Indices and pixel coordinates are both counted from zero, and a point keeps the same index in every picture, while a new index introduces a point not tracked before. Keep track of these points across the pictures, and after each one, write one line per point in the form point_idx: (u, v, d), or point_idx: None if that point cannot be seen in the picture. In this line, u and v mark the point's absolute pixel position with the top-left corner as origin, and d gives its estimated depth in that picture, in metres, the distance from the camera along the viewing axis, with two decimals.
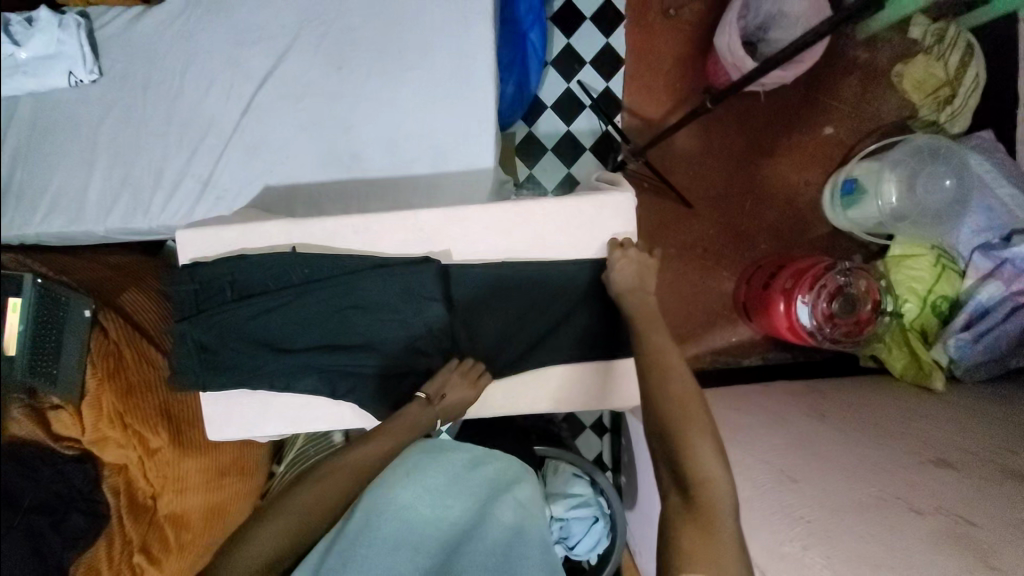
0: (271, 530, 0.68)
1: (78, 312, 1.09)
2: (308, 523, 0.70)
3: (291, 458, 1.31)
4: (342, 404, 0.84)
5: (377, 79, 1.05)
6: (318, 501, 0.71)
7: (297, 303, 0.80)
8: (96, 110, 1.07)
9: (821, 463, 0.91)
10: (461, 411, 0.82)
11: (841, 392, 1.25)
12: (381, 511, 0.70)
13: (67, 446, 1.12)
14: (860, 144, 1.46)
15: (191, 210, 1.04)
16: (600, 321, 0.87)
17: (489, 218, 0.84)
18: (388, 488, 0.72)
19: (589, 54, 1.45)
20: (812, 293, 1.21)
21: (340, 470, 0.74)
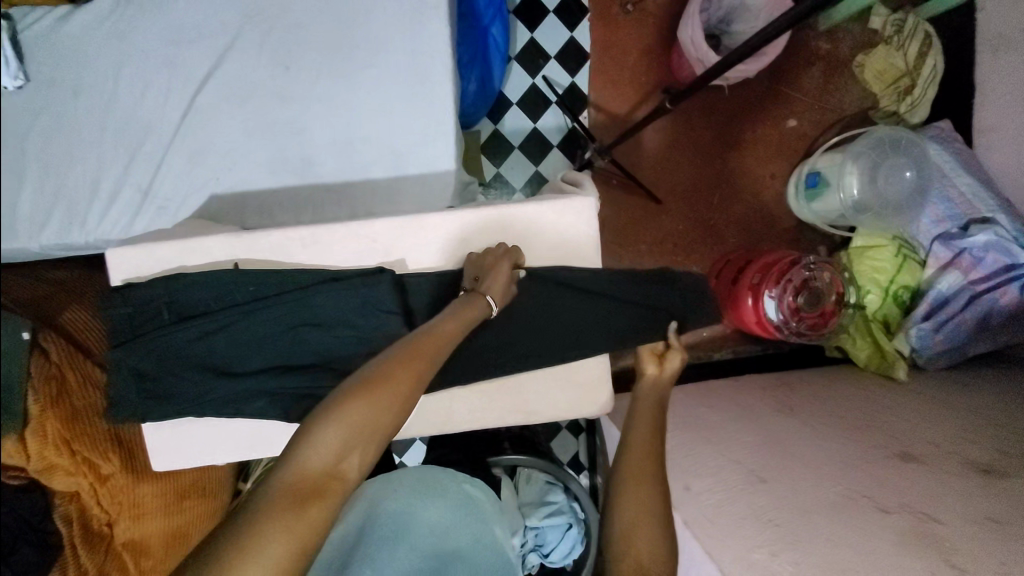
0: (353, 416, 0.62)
1: (16, 334, 0.98)
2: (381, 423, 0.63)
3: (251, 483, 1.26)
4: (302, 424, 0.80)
5: (329, 79, 1.00)
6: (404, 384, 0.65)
7: (241, 324, 0.75)
8: (22, 117, 0.98)
9: (791, 462, 0.91)
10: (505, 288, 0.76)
11: (807, 384, 1.27)
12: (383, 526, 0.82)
13: (11, 476, 1.00)
14: (824, 136, 1.47)
15: (131, 223, 0.98)
16: (565, 325, 0.84)
17: (448, 226, 0.80)
18: (384, 506, 0.84)
19: (553, 49, 1.42)
20: (779, 288, 1.21)
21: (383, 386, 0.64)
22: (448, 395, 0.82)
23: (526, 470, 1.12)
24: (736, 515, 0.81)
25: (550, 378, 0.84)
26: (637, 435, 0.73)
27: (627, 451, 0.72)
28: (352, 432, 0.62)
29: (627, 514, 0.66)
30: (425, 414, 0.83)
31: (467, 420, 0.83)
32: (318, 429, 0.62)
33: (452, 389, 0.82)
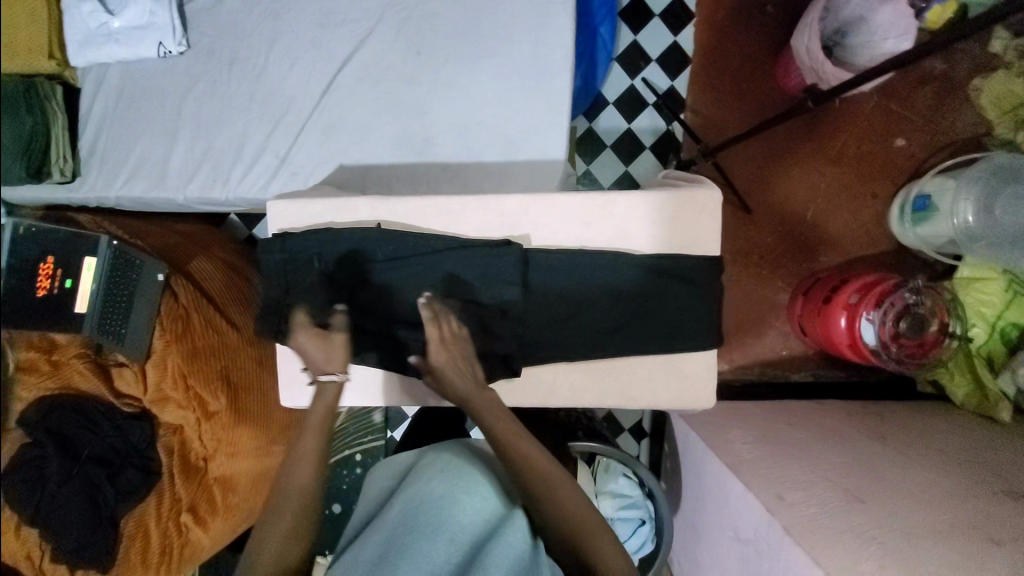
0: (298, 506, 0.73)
1: (151, 276, 1.15)
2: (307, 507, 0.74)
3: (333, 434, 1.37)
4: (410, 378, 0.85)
5: (454, 66, 1.05)
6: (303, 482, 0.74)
7: (378, 280, 0.82)
8: (182, 81, 1.10)
9: (890, 487, 0.89)
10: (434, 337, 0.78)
11: (899, 415, 1.22)
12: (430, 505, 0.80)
13: (128, 403, 1.23)
14: (933, 159, 1.41)
15: (266, 185, 1.07)
16: (674, 314, 0.83)
17: (570, 206, 0.82)
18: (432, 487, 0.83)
19: (656, 52, 1.43)
20: (878, 311, 1.18)
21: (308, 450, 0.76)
22: (546, 372, 0.84)
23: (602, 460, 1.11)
24: (833, 528, 0.78)
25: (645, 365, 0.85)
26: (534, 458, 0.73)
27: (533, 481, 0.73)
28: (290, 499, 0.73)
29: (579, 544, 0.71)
30: (522, 387, 0.85)
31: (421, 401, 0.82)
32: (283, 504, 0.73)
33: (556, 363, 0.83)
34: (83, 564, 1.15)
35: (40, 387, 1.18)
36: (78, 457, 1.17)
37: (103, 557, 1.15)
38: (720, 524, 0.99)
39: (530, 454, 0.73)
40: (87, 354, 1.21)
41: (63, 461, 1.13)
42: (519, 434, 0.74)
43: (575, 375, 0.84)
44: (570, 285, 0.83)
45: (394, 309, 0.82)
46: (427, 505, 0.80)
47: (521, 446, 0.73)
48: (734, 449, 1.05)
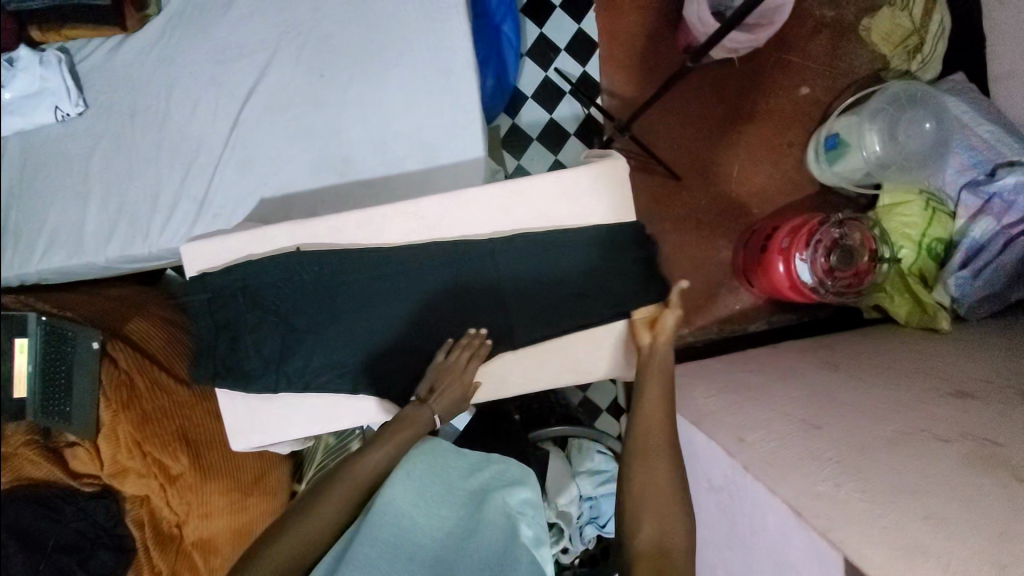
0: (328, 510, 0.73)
1: (85, 346, 1.09)
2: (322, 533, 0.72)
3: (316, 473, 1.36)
4: (360, 399, 0.84)
5: (361, 82, 1.06)
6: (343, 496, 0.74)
7: (308, 301, 0.82)
8: (87, 142, 1.07)
9: (845, 409, 0.92)
10: (455, 404, 0.81)
11: (848, 344, 1.28)
12: (383, 514, 0.70)
13: (87, 483, 1.15)
14: (838, 100, 1.48)
15: (190, 231, 1.05)
16: (609, 281, 0.83)
17: (488, 199, 0.82)
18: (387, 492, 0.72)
19: (563, 41, 1.47)
20: (809, 250, 1.23)
21: (352, 480, 0.75)
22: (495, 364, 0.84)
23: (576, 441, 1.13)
24: (793, 457, 0.80)
25: (589, 339, 0.86)
26: (652, 414, 0.78)
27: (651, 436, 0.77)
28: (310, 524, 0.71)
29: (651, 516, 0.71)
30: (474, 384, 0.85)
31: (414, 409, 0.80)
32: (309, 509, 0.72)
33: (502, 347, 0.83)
34: None
35: None
36: (45, 546, 1.10)
37: None
38: (696, 483, 0.99)
39: (648, 415, 0.79)
40: (35, 440, 1.11)
41: (28, 554, 1.07)
42: (659, 394, 0.79)
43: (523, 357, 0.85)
44: (502, 277, 0.83)
45: (332, 330, 0.82)
46: (385, 521, 0.70)
47: (649, 403, 0.79)
48: (698, 404, 1.07)
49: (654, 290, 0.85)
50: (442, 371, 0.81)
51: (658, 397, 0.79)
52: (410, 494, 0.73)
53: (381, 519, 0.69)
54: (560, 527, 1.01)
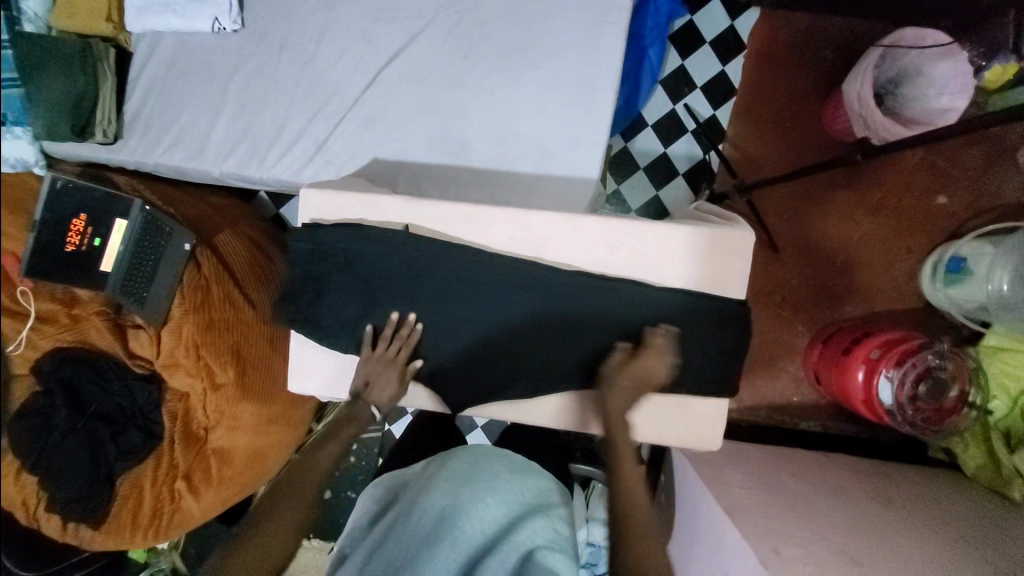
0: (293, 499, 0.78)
1: (178, 245, 1.19)
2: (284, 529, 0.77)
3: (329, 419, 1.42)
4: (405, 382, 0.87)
5: (500, 74, 1.05)
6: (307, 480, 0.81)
7: (406, 279, 0.83)
8: (233, 59, 1.11)
9: (886, 550, 0.88)
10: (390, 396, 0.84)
11: (906, 478, 1.19)
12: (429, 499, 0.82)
13: (139, 364, 1.29)
14: (972, 223, 1.37)
15: (300, 170, 1.09)
16: (696, 349, 0.81)
17: (598, 234, 0.81)
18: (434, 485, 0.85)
19: (703, 79, 1.41)
20: (898, 370, 1.15)
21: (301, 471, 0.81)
22: (554, 393, 0.83)
23: (598, 486, 1.10)
24: None
25: (655, 404, 0.82)
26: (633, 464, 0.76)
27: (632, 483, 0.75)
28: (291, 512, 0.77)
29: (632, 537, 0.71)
30: (525, 406, 0.84)
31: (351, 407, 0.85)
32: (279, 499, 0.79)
33: (575, 380, 0.82)
34: (73, 516, 1.22)
35: (56, 336, 1.26)
36: (87, 410, 1.26)
37: (94, 513, 1.22)
38: (712, 566, 0.96)
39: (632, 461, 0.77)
40: (106, 312, 1.27)
41: (70, 414, 1.23)
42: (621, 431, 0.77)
43: (596, 394, 0.82)
44: (587, 313, 0.82)
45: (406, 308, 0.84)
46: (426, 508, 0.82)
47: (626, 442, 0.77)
48: (733, 491, 1.03)
49: (733, 375, 0.81)
50: (374, 368, 0.83)
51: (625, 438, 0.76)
52: (451, 488, 0.84)
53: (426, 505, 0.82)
54: None
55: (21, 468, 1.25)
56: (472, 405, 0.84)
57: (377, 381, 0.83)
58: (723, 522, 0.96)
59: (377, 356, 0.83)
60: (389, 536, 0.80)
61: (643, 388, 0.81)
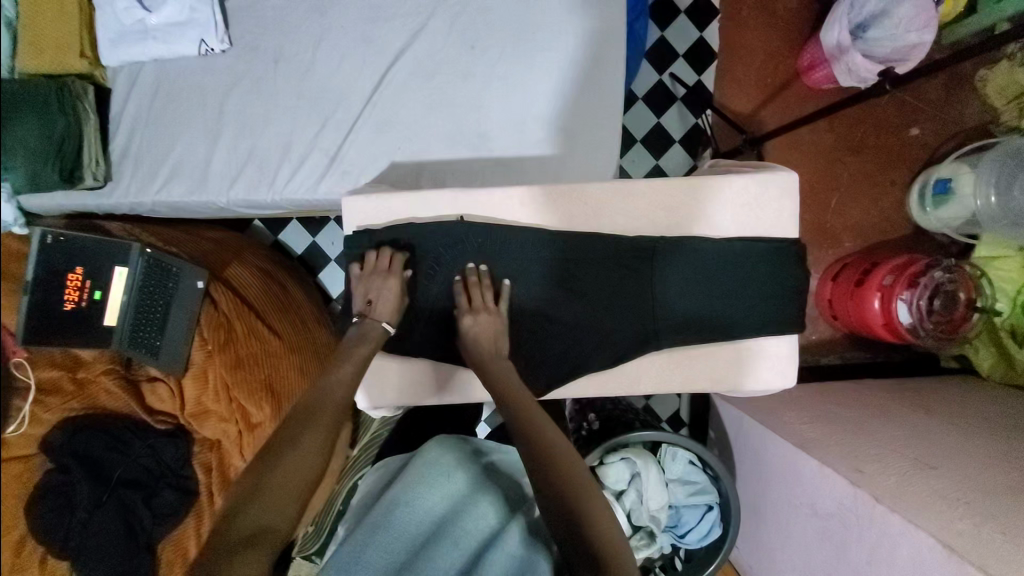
0: (310, 442, 0.72)
1: (190, 284, 1.13)
2: (302, 477, 0.70)
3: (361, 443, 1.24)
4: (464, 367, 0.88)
5: (508, 58, 1.04)
6: (327, 420, 0.75)
7: (469, 271, 0.86)
8: (224, 80, 1.06)
9: (951, 451, 0.93)
10: (389, 306, 0.83)
11: (935, 389, 1.26)
12: (421, 503, 0.85)
13: (160, 420, 1.20)
14: (943, 148, 1.47)
15: (316, 184, 1.04)
16: (762, 292, 0.84)
17: (647, 195, 0.84)
18: (427, 484, 0.87)
19: (683, 46, 1.46)
20: (911, 291, 1.22)
21: (321, 414, 0.75)
22: (633, 360, 0.84)
23: (670, 447, 1.07)
24: (922, 493, 0.81)
25: (725, 349, 0.84)
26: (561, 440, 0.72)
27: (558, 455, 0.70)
28: (298, 466, 0.70)
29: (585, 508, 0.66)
30: (606, 376, 0.85)
31: (360, 326, 0.82)
32: (293, 441, 0.72)
33: (650, 343, 0.83)
34: None
35: (64, 407, 1.16)
36: (110, 480, 1.14)
37: None
38: (794, 501, 0.99)
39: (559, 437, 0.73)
40: (116, 370, 1.18)
41: (93, 486, 1.11)
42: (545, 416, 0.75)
43: (675, 350, 0.84)
44: (653, 277, 0.84)
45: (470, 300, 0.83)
46: (418, 510, 0.84)
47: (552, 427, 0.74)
48: (796, 430, 1.07)
49: (799, 311, 0.84)
50: (374, 281, 0.83)
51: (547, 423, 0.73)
52: (439, 491, 0.87)
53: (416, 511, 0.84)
54: (649, 530, 1.02)
55: (45, 553, 1.13)
56: (557, 383, 0.84)
57: (379, 293, 0.82)
58: (797, 456, 0.99)
59: (371, 271, 0.83)
60: (388, 529, 0.81)
61: (716, 337, 0.83)
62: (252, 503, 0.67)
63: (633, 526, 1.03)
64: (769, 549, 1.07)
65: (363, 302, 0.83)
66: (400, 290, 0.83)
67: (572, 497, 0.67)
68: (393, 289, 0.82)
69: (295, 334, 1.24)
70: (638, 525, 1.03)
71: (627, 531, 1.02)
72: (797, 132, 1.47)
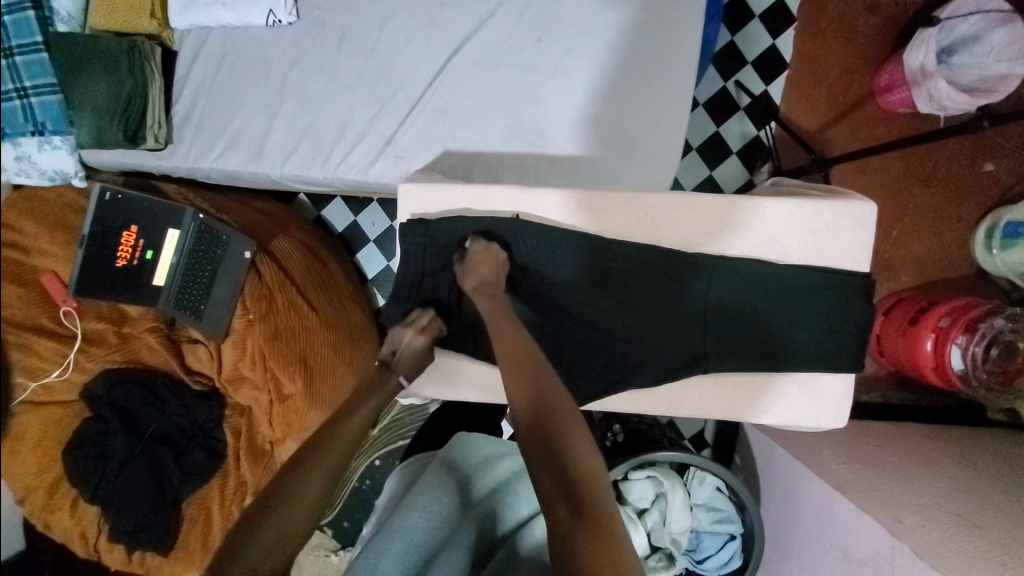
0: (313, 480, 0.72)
1: (237, 253, 1.15)
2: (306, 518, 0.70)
3: (387, 424, 1.27)
4: (487, 366, 0.88)
5: (575, 56, 1.02)
6: (332, 457, 0.74)
7: (516, 272, 0.84)
8: (289, 52, 1.06)
9: (997, 511, 0.88)
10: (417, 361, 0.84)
11: (981, 442, 1.21)
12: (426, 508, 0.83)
13: (197, 381, 1.23)
14: (1019, 188, 1.39)
15: (369, 166, 1.04)
16: (820, 326, 0.80)
17: (711, 212, 0.81)
18: (432, 489, 0.85)
19: (751, 55, 1.40)
20: (968, 336, 1.16)
21: (327, 450, 0.75)
22: (676, 381, 0.81)
23: (698, 470, 1.05)
24: (964, 552, 0.77)
25: (772, 381, 0.81)
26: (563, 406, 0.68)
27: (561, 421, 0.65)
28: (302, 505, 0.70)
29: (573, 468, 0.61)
30: (648, 393, 0.83)
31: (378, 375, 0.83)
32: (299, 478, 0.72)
33: (698, 364, 0.81)
34: (140, 545, 1.15)
35: (106, 357, 1.19)
36: (144, 434, 1.19)
37: (164, 538, 1.14)
38: (821, 541, 0.97)
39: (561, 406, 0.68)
40: (159, 329, 1.22)
41: (127, 439, 1.16)
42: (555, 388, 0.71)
43: (720, 376, 0.81)
44: (708, 300, 0.82)
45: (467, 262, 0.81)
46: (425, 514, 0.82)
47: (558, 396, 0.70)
48: (831, 467, 1.03)
49: (856, 351, 0.81)
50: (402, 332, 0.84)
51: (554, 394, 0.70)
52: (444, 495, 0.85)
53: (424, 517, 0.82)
54: (668, 553, 1.00)
55: (77, 497, 1.17)
56: (596, 396, 0.82)
57: (403, 346, 0.84)
58: (832, 495, 0.96)
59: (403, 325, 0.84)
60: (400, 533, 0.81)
61: (765, 367, 0.80)
62: (255, 538, 0.68)
63: (652, 545, 1.02)
64: None
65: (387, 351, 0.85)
66: (425, 344, 0.84)
67: (564, 446, 0.62)
68: (415, 344, 0.83)
69: (333, 312, 1.25)
70: (657, 546, 1.01)
71: (645, 550, 1.00)
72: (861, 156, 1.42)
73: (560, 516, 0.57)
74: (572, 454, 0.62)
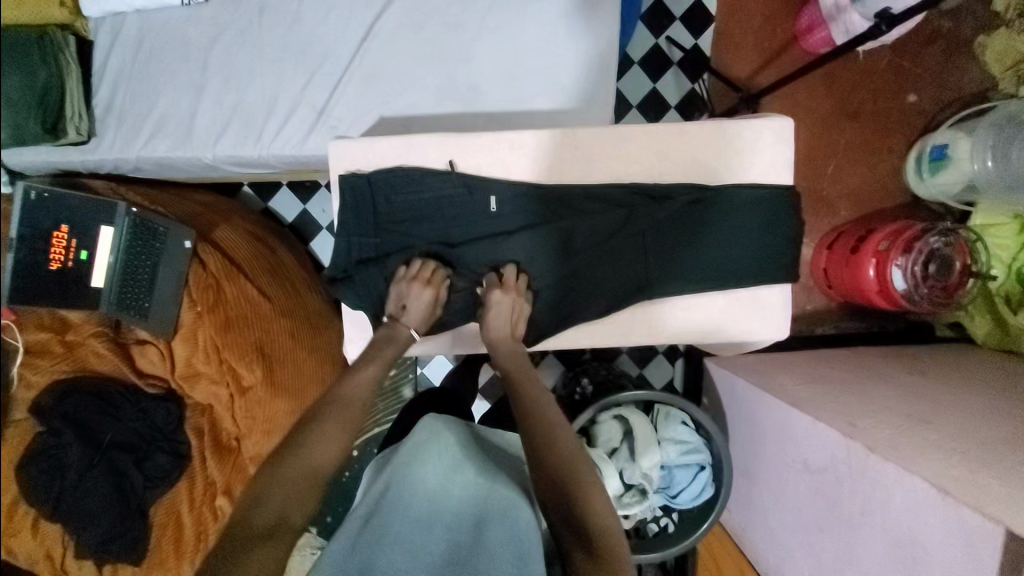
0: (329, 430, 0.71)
1: (177, 244, 1.12)
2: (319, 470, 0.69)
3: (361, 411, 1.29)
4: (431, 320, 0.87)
5: (499, 12, 1.02)
6: (351, 408, 0.73)
7: (457, 223, 0.84)
8: (209, 31, 1.04)
9: (942, 408, 0.92)
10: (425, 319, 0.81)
11: (930, 355, 1.27)
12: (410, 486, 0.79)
13: (152, 384, 1.19)
14: (941, 115, 1.46)
15: (304, 140, 1.02)
16: (756, 241, 0.83)
17: (643, 144, 0.84)
18: (414, 467, 0.81)
19: (679, 10, 1.43)
20: (907, 257, 1.21)
21: (347, 400, 0.74)
22: (623, 310, 0.84)
23: (662, 405, 1.08)
24: (913, 443, 0.80)
25: (716, 298, 0.85)
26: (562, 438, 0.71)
27: (568, 459, 0.69)
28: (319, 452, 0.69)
29: (585, 506, 0.66)
30: (599, 326, 0.85)
31: (387, 333, 0.79)
32: (314, 430, 0.70)
33: (643, 291, 0.83)
34: (111, 556, 1.10)
35: (52, 369, 1.13)
36: (101, 443, 1.14)
37: (135, 547, 1.10)
38: (785, 458, 1.00)
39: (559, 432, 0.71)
40: (105, 333, 1.16)
41: (84, 450, 1.11)
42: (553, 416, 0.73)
43: (663, 301, 0.84)
44: (645, 229, 0.83)
45: (446, 322, 0.85)
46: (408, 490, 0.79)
47: (555, 426, 0.72)
48: (788, 389, 1.06)
49: (792, 262, 0.84)
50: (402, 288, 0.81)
51: (553, 423, 0.72)
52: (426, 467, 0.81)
53: (408, 493, 0.78)
54: (642, 488, 1.02)
55: (38, 516, 1.11)
56: (548, 335, 0.84)
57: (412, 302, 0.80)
58: (789, 413, 0.99)
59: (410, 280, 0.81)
60: (386, 509, 0.77)
61: (707, 287, 0.83)
62: (267, 493, 0.65)
63: (625, 483, 1.03)
64: (762, 509, 1.08)
65: (393, 309, 0.81)
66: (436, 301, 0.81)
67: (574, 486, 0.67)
68: (427, 300, 0.80)
69: (287, 299, 1.22)
70: (630, 483, 1.03)
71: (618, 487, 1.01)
72: (791, 99, 1.47)
73: (577, 559, 0.63)
74: (585, 497, 0.67)
